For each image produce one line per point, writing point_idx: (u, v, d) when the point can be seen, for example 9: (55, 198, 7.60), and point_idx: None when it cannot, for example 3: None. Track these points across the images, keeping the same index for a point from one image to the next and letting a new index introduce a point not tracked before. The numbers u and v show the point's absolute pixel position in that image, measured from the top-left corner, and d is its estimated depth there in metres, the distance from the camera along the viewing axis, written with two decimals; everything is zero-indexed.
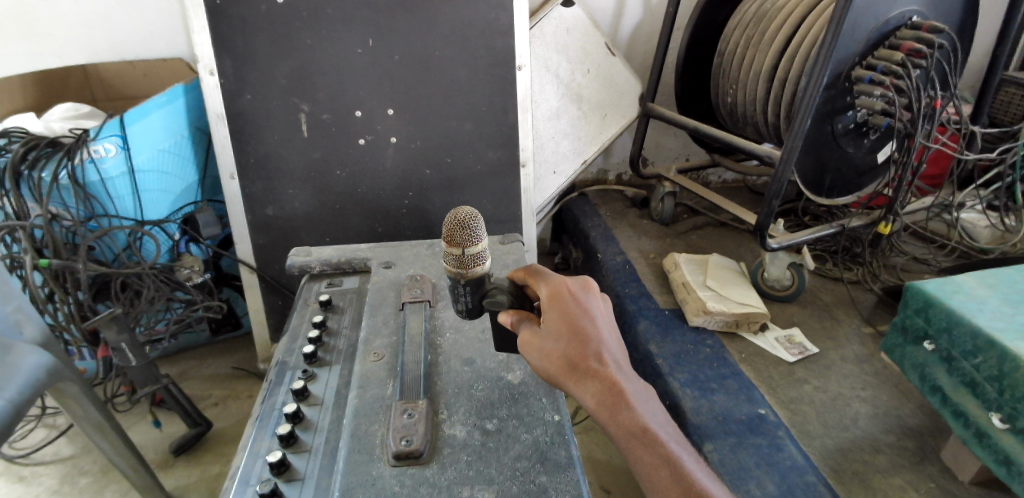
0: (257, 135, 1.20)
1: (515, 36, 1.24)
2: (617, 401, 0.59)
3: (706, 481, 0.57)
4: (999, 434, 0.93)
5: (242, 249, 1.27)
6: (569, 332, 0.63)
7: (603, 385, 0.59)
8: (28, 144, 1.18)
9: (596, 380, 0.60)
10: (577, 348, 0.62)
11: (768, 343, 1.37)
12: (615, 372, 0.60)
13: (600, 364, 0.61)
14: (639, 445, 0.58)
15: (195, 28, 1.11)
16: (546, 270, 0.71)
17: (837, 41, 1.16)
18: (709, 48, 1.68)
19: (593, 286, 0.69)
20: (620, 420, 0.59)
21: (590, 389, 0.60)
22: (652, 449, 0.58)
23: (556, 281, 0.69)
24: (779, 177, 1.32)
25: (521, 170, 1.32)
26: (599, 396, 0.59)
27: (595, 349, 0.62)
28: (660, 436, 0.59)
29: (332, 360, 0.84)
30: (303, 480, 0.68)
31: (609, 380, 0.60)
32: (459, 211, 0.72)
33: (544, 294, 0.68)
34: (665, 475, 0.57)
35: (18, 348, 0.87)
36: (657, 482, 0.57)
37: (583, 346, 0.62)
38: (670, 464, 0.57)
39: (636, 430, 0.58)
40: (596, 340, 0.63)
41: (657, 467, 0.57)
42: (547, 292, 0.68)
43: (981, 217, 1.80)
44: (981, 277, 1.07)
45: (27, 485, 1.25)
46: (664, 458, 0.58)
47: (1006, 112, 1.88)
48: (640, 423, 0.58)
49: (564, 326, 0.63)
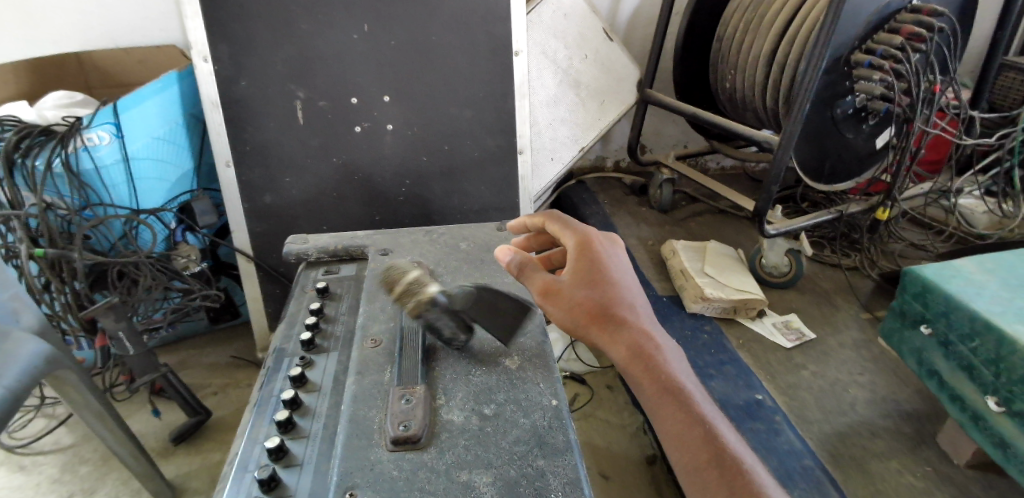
0: (253, 123, 1.18)
1: (514, 22, 1.23)
2: (648, 355, 0.64)
3: (733, 439, 0.61)
4: (996, 418, 0.94)
5: (240, 238, 1.26)
6: (602, 285, 0.69)
7: (634, 338, 0.65)
8: (20, 132, 1.16)
9: (627, 332, 0.66)
10: (608, 300, 0.68)
11: (766, 328, 1.37)
12: (643, 326, 0.67)
13: (630, 317, 0.67)
14: (671, 400, 0.62)
15: (188, 13, 1.10)
16: (573, 223, 0.77)
17: (837, 26, 1.16)
18: (710, 32, 1.66)
19: (614, 244, 0.76)
20: (653, 375, 0.63)
21: (620, 337, 0.65)
22: (684, 407, 0.62)
23: (584, 233, 0.74)
24: (779, 162, 1.32)
25: (520, 157, 1.31)
26: (630, 349, 0.64)
27: (625, 302, 0.68)
28: (692, 396, 0.63)
29: (330, 346, 0.84)
30: (302, 465, 0.69)
31: (640, 335, 0.66)
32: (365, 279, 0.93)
33: (572, 244, 0.73)
34: (696, 433, 0.60)
35: (16, 336, 0.87)
36: (687, 442, 0.60)
37: (614, 298, 0.68)
38: (702, 426, 0.61)
39: (670, 388, 0.63)
40: (625, 294, 0.69)
41: (688, 426, 0.60)
42: (577, 242, 0.73)
43: (980, 202, 1.80)
44: (980, 262, 1.07)
45: (28, 474, 1.26)
46: (695, 417, 0.61)
47: (1006, 97, 1.87)
48: (673, 379, 0.63)
49: (594, 277, 0.69)
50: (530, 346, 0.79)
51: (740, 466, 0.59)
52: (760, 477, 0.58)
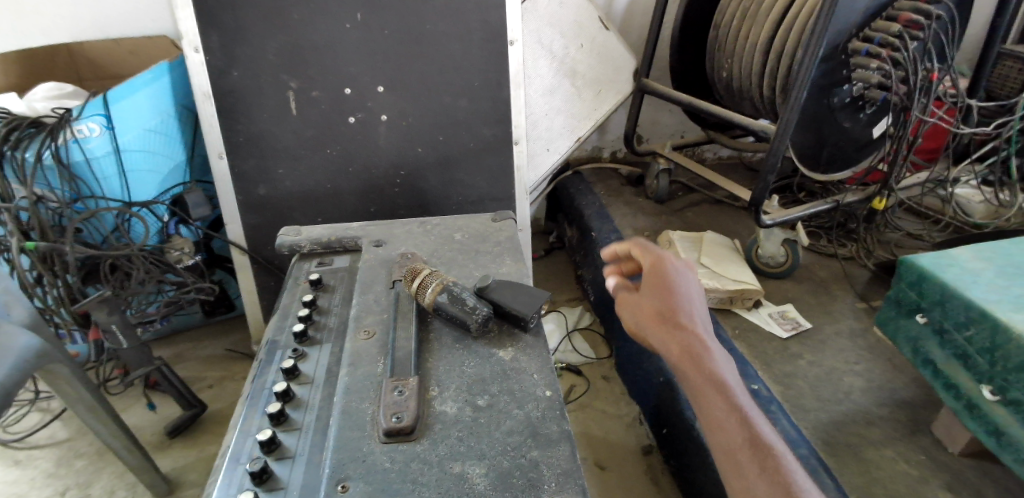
0: (245, 114, 1.17)
1: (508, 9, 1.21)
2: (698, 354, 0.66)
3: (767, 431, 0.62)
4: (991, 406, 0.94)
5: (233, 229, 1.25)
6: (663, 292, 0.73)
7: (687, 340, 0.68)
8: (10, 124, 1.15)
9: (682, 334, 0.68)
10: (671, 308, 0.71)
11: (761, 318, 1.37)
12: (697, 329, 0.69)
13: (686, 322, 0.70)
14: (714, 390, 0.64)
15: (178, 3, 1.08)
16: (646, 244, 0.81)
17: (834, 13, 1.14)
18: (707, 21, 1.65)
19: (687, 266, 0.79)
20: (700, 371, 0.65)
21: (676, 338, 0.68)
22: (725, 397, 0.63)
23: (657, 252, 0.78)
24: (775, 151, 1.31)
25: (515, 147, 1.31)
26: (681, 348, 0.67)
27: (684, 311, 0.71)
28: (735, 389, 0.65)
29: (323, 338, 0.83)
30: (294, 457, 0.68)
31: (691, 335, 0.68)
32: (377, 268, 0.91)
33: (646, 261, 0.78)
34: (733, 419, 0.62)
35: (7, 329, 0.86)
36: (724, 426, 0.62)
37: (675, 306, 0.71)
38: (740, 414, 0.62)
39: (710, 379, 0.65)
40: (686, 305, 0.72)
41: (726, 413, 0.62)
42: (649, 261, 0.77)
43: (976, 192, 1.81)
44: (976, 251, 1.06)
45: (23, 468, 1.25)
46: (732, 404, 0.63)
47: (1003, 85, 1.87)
48: (715, 372, 0.65)
49: (660, 288, 0.73)
50: (525, 337, 0.78)
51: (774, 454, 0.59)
52: (792, 464, 0.59)
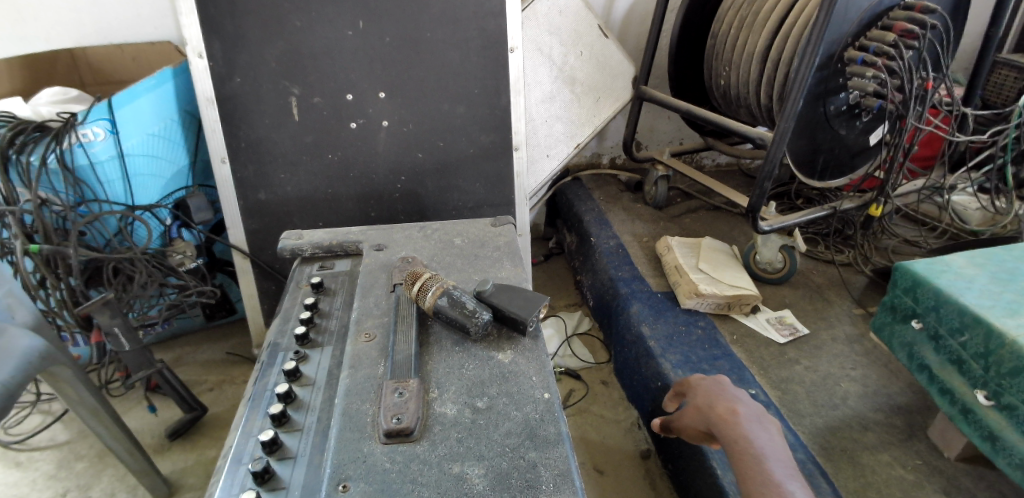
0: (247, 120, 1.18)
1: (507, 18, 1.23)
2: (727, 421, 0.81)
3: (780, 472, 0.73)
4: (985, 411, 0.95)
5: (235, 234, 1.26)
6: (700, 390, 0.91)
7: (718, 413, 0.83)
8: (15, 128, 1.17)
9: (715, 410, 0.84)
10: (707, 395, 0.88)
11: (758, 323, 1.38)
12: (730, 404, 0.84)
13: (721, 401, 0.85)
14: (736, 446, 0.77)
15: (182, 10, 1.10)
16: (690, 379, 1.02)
17: (829, 23, 1.16)
18: (705, 29, 1.66)
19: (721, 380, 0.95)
20: (728, 434, 0.80)
21: (712, 416, 0.84)
22: (745, 449, 0.76)
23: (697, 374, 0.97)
24: (772, 158, 1.32)
25: (514, 153, 1.32)
26: (714, 421, 0.83)
27: (718, 394, 0.87)
28: (758, 445, 0.76)
29: (324, 341, 0.84)
30: (295, 458, 0.69)
31: (722, 408, 0.84)
32: (377, 271, 0.92)
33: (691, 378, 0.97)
34: (751, 465, 0.74)
35: (11, 331, 0.87)
36: (744, 471, 0.74)
37: (710, 393, 0.88)
38: (758, 463, 0.74)
39: (734, 437, 0.79)
40: (721, 391, 0.88)
41: (746, 461, 0.75)
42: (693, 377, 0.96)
43: (973, 199, 1.83)
44: (969, 256, 1.07)
45: (24, 470, 1.26)
46: (750, 452, 0.76)
47: (999, 94, 1.88)
48: (739, 431, 0.79)
49: (699, 389, 0.91)
50: (523, 340, 0.79)
51: (781, 492, 0.71)
52: None
